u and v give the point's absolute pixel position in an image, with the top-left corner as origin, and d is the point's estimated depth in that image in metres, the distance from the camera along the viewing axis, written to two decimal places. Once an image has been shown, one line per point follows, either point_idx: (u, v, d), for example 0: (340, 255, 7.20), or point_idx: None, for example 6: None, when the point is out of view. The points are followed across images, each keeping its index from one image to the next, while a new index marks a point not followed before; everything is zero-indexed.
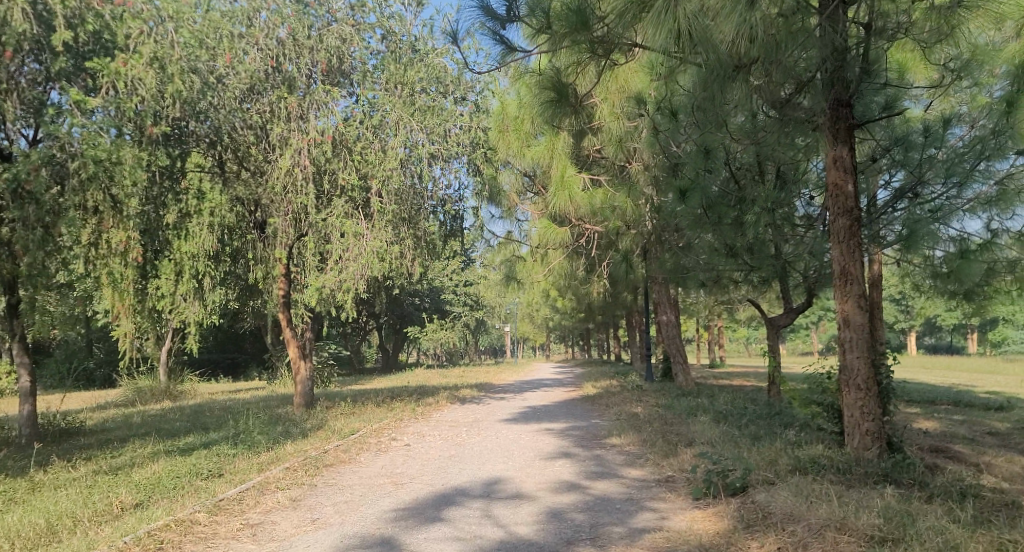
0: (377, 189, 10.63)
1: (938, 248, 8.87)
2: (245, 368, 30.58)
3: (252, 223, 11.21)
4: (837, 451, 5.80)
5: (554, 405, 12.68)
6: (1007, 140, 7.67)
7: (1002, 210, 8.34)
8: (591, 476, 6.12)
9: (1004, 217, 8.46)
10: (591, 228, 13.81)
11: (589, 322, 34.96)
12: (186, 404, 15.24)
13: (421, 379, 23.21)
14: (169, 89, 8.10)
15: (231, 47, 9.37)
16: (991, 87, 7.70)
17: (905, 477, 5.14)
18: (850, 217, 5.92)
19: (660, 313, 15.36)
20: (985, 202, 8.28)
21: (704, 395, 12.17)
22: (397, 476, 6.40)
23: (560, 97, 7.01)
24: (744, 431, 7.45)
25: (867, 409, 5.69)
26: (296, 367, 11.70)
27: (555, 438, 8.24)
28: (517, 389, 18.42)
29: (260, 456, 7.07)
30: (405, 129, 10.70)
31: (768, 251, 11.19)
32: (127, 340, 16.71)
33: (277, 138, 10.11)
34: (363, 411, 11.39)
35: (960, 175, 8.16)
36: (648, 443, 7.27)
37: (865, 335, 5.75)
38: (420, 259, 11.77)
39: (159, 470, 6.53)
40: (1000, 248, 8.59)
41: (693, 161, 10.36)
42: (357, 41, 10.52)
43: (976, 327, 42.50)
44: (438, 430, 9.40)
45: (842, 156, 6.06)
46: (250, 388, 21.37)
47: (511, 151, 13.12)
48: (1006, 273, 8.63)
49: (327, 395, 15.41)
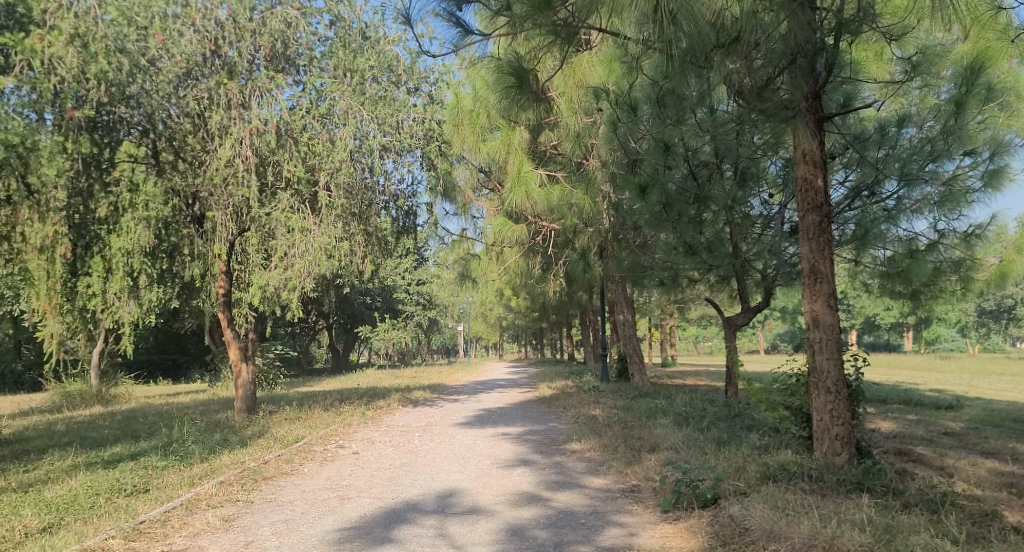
0: (325, 182, 10.06)
1: (888, 248, 8.91)
2: (187, 370, 29.25)
3: (190, 216, 10.45)
4: (806, 457, 5.67)
5: (510, 407, 12.33)
6: (956, 142, 7.80)
7: (949, 211, 8.40)
8: (552, 486, 5.79)
9: (951, 217, 8.51)
10: (548, 226, 13.53)
11: (544, 322, 34.79)
12: (118, 409, 14.29)
13: (371, 380, 22.52)
14: (92, 68, 7.37)
15: (163, 28, 8.49)
16: (940, 88, 7.63)
17: (878, 485, 5.03)
18: (820, 213, 5.82)
19: (617, 312, 15.20)
20: (932, 204, 8.34)
21: (661, 396, 12.04)
22: (344, 490, 5.93)
23: (520, 82, 6.74)
24: (707, 435, 7.27)
25: (837, 412, 5.57)
26: (238, 370, 11.02)
27: (512, 443, 7.88)
28: (472, 390, 17.99)
29: (193, 468, 6.47)
30: (356, 119, 10.06)
31: (726, 250, 11.12)
32: (52, 340, 15.53)
33: (216, 126, 9.40)
34: (310, 416, 10.80)
35: (910, 176, 8.17)
36: (610, 449, 6.98)
37: (835, 336, 5.64)
38: (370, 257, 11.24)
39: (76, 487, 5.83)
40: (944, 250, 8.66)
41: (654, 158, 10.16)
42: (303, 25, 9.83)
43: (913, 327, 44.14)
44: (389, 436, 8.93)
45: (812, 150, 5.91)
46: (190, 390, 20.34)
47: (466, 145, 12.70)
48: (952, 273, 8.76)
49: (272, 398, 14.68)
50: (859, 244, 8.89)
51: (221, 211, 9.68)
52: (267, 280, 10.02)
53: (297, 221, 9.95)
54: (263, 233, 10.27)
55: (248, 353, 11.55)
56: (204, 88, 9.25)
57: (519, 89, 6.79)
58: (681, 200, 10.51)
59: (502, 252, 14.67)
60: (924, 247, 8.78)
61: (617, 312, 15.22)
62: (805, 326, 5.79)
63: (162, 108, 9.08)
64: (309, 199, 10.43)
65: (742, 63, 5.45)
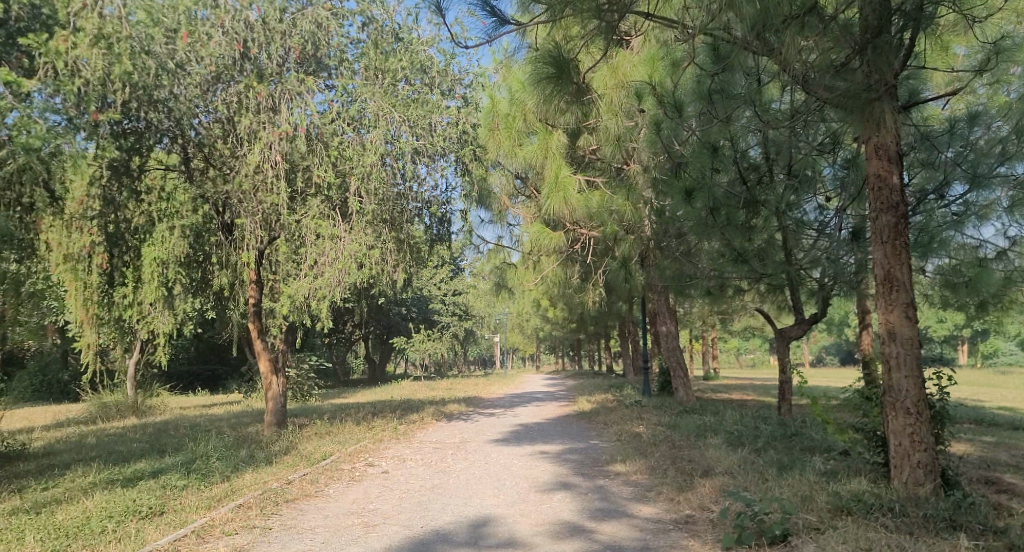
0: (355, 187, 9.77)
1: (952, 255, 8.10)
2: (225, 380, 29.48)
3: (218, 223, 10.31)
4: (882, 487, 4.98)
5: (547, 422, 11.79)
6: None
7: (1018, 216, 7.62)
8: (595, 515, 5.25)
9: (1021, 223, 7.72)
10: (586, 233, 13.05)
11: (580, 333, 34.20)
12: (153, 420, 14.23)
13: (406, 392, 22.23)
14: (116, 71, 7.20)
15: (190, 30, 8.40)
16: (1010, 86, 6.50)
17: (974, 522, 4.33)
18: (896, 213, 5.13)
19: (659, 323, 14.55)
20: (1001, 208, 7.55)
21: (707, 412, 11.36)
22: (368, 515, 5.50)
23: (559, 73, 6.14)
24: (765, 457, 6.64)
25: (918, 438, 4.89)
26: (268, 383, 10.75)
27: (550, 463, 7.36)
28: (508, 404, 17.51)
29: (213, 489, 6.13)
30: (388, 121, 9.74)
31: (778, 257, 10.43)
32: (88, 350, 15.88)
33: (246, 131, 9.24)
34: (340, 430, 10.48)
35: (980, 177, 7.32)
36: (658, 473, 6.40)
37: (914, 350, 4.96)
38: (403, 265, 10.95)
39: (90, 508, 5.53)
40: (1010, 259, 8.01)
41: (699, 160, 9.59)
42: (335, 27, 9.63)
43: (968, 340, 42.09)
44: (421, 454, 8.50)
45: (886, 143, 5.24)
46: (226, 401, 20.35)
47: (501, 150, 12.33)
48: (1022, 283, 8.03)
49: (305, 411, 14.45)
50: (923, 252, 8.01)
51: (249, 218, 9.48)
52: (296, 289, 9.74)
53: (326, 228, 9.70)
54: (293, 240, 10.04)
55: (278, 366, 11.27)
56: (234, 92, 9.16)
57: (558, 79, 6.16)
58: (730, 204, 9.91)
59: (539, 260, 14.18)
60: (992, 256, 8.13)
61: (659, 323, 14.57)
62: (879, 339, 5.13)
63: (190, 113, 8.93)
64: (340, 205, 10.17)
65: (807, 42, 4.92)
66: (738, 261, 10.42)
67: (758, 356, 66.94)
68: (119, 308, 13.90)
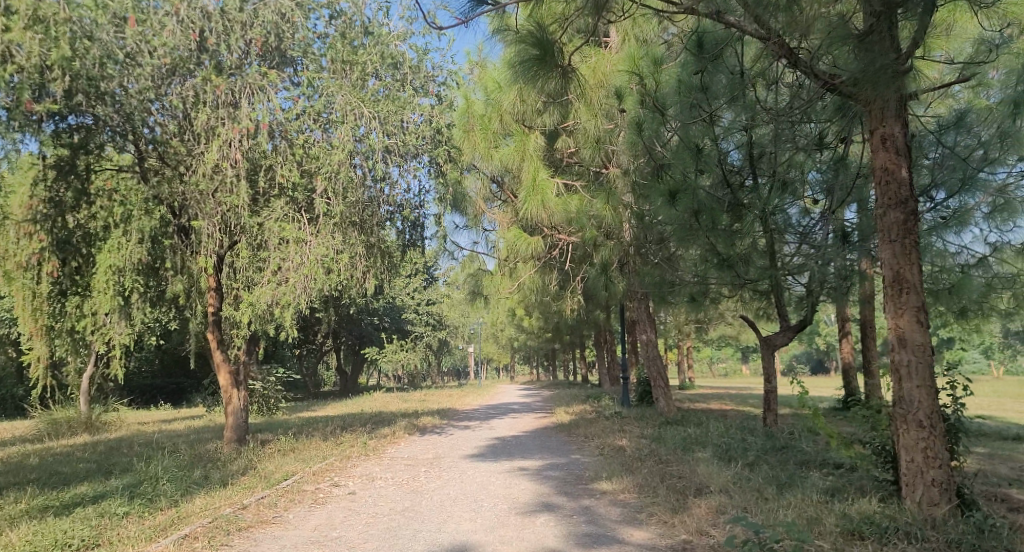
0: (321, 188, 9.23)
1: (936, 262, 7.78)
2: (189, 394, 28.38)
3: (173, 226, 9.71)
4: (894, 507, 4.58)
5: (526, 436, 11.28)
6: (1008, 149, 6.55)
7: (1003, 221, 7.40)
8: (584, 541, 4.77)
9: (1005, 228, 7.51)
10: (564, 238, 12.66)
11: (556, 343, 33.84)
12: (106, 438, 13.38)
13: (379, 404, 21.51)
14: (53, 53, 6.55)
15: (141, 17, 7.84)
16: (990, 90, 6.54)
17: (1000, 547, 3.94)
18: (905, 209, 4.75)
19: (640, 332, 14.16)
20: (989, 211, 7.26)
21: (691, 423, 10.96)
22: (331, 544, 4.92)
23: (544, 55, 5.59)
24: (759, 472, 6.22)
25: (933, 453, 4.51)
26: (228, 397, 10.07)
27: (531, 482, 6.85)
28: (483, 416, 16.94)
29: (157, 517, 5.50)
30: (358, 117, 9.19)
31: (763, 263, 10.10)
32: (39, 364, 15.05)
33: (202, 126, 8.69)
34: (305, 447, 9.84)
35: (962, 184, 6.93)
36: (648, 491, 5.94)
37: (926, 358, 4.58)
38: (373, 270, 10.42)
39: (11, 542, 4.86)
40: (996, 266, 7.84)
41: (681, 160, 9.44)
42: (300, 17, 9.06)
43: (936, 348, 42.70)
44: (392, 472, 7.93)
45: (895, 135, 4.87)
46: (188, 416, 19.43)
47: (477, 153, 11.86)
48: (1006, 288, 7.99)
49: (270, 426, 13.73)
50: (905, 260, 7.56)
51: (206, 219, 8.88)
52: (257, 296, 9.11)
53: (291, 231, 9.13)
54: (255, 245, 9.45)
55: (239, 378, 10.59)
56: (190, 85, 8.59)
57: (541, 62, 5.61)
58: (714, 207, 9.58)
59: (515, 267, 13.71)
60: (972, 263, 7.86)
61: (639, 331, 14.18)
62: (887, 346, 4.76)
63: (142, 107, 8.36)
64: (305, 207, 9.65)
65: (823, 10, 4.52)
66: (722, 267, 10.07)
67: (731, 365, 67.30)
68: (70, 318, 13.07)
